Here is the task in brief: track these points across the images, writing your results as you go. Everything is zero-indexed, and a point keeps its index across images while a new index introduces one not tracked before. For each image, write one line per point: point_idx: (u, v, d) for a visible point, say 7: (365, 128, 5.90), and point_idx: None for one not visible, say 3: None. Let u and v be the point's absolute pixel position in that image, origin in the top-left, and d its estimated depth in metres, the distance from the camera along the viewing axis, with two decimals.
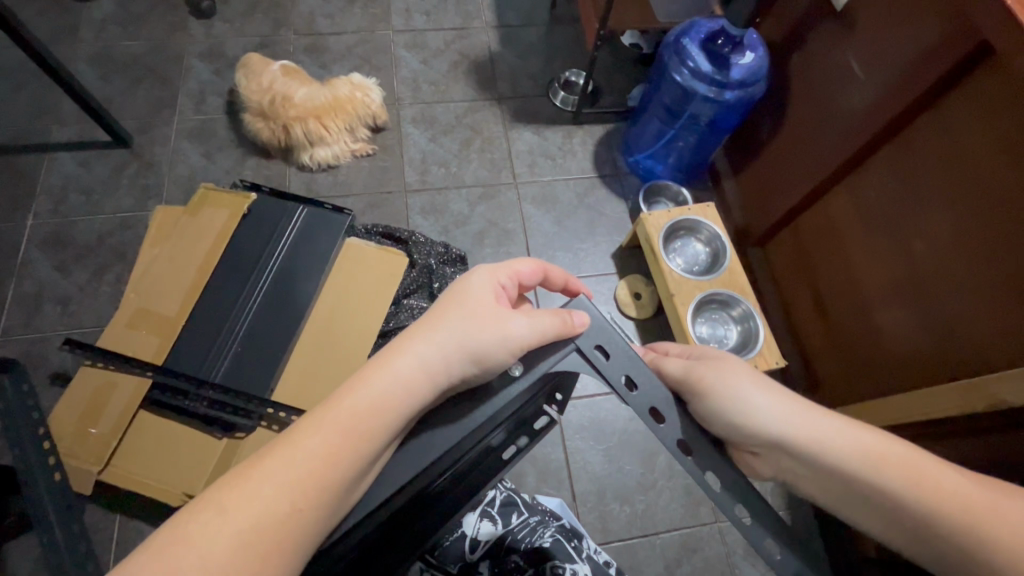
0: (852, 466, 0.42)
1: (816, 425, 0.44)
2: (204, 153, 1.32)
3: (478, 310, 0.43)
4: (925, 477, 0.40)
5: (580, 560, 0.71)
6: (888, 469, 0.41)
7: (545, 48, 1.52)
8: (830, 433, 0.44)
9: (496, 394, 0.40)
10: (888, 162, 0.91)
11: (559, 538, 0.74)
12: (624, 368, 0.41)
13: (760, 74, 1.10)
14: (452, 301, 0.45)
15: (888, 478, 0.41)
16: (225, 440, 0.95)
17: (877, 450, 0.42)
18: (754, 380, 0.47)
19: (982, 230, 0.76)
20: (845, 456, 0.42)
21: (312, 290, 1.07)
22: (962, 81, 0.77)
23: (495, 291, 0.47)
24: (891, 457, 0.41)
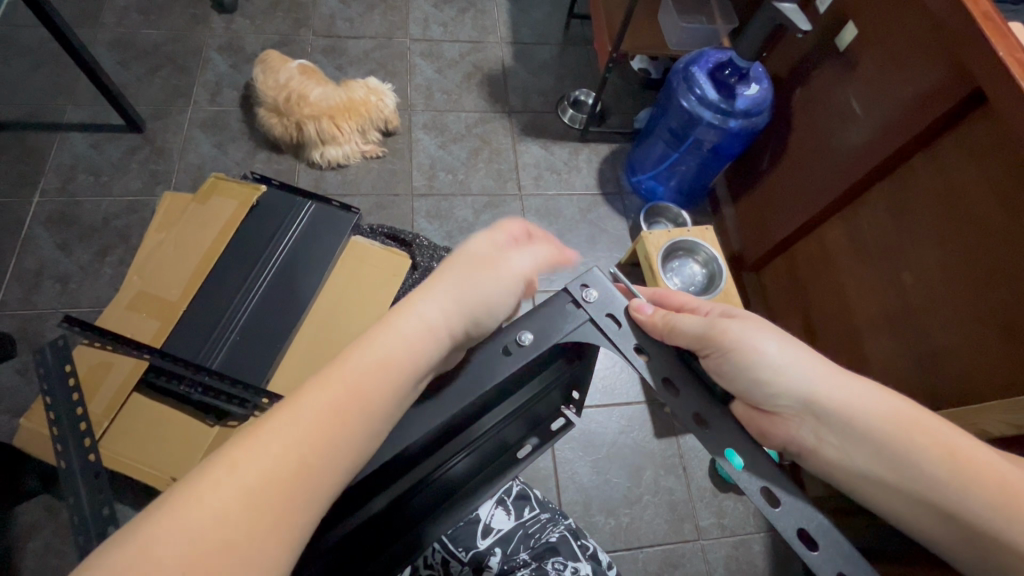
0: (886, 434, 0.41)
1: (849, 388, 0.43)
2: (216, 144, 1.34)
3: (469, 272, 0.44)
4: (949, 446, 0.41)
5: (583, 560, 0.70)
6: (919, 437, 0.41)
7: (557, 67, 1.56)
8: (863, 398, 0.43)
9: (513, 363, 0.41)
10: (882, 196, 0.95)
11: (567, 535, 0.74)
12: (631, 341, 0.43)
13: (763, 106, 1.15)
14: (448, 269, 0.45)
15: (922, 448, 0.40)
16: (218, 427, 0.95)
17: (909, 419, 0.42)
18: (777, 337, 0.46)
19: (971, 262, 0.79)
20: (877, 423, 0.42)
21: (315, 284, 1.08)
22: (957, 123, 0.81)
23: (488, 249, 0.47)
24: (922, 425, 0.41)
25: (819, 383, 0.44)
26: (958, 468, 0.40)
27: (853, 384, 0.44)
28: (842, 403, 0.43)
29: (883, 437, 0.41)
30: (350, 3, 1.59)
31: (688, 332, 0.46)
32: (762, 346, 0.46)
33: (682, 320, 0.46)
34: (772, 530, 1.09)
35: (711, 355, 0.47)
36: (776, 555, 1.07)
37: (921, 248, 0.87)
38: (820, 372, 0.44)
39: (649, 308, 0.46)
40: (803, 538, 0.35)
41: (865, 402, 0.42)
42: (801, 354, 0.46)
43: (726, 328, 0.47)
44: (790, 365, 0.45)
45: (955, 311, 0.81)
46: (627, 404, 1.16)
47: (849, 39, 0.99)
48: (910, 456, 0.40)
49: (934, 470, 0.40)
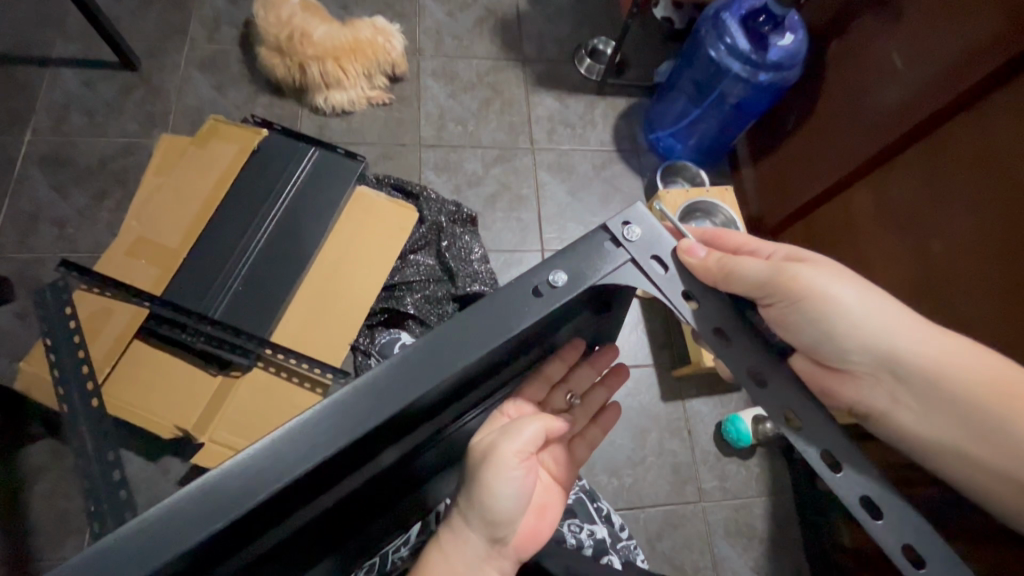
0: (959, 390, 0.43)
1: (929, 344, 0.44)
2: (214, 85, 1.27)
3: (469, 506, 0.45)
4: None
5: (599, 523, 0.72)
6: (991, 392, 0.43)
7: (574, 13, 1.47)
8: (940, 352, 0.44)
9: (541, 309, 0.35)
10: (917, 159, 0.89)
11: (582, 497, 0.74)
12: (678, 287, 0.37)
13: (798, 58, 1.08)
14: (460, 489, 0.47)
15: (998, 406, 0.43)
16: (221, 376, 0.95)
17: (987, 373, 0.43)
18: (857, 287, 0.44)
19: (1008, 232, 0.75)
20: (952, 381, 0.43)
21: (320, 233, 1.04)
22: (1008, 80, 0.76)
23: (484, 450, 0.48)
24: (998, 379, 0.43)
25: (899, 339, 0.44)
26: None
27: (938, 339, 0.44)
28: (924, 361, 0.44)
29: (954, 393, 0.43)
30: None
31: (756, 281, 0.42)
32: (841, 297, 0.44)
33: (751, 270, 0.42)
34: (774, 495, 1.09)
35: (777, 305, 0.44)
36: (777, 518, 1.08)
37: (954, 216, 0.83)
38: (904, 328, 0.44)
39: (702, 250, 0.39)
40: (866, 506, 0.33)
41: (942, 357, 0.44)
42: (886, 306, 0.44)
43: (796, 276, 0.43)
44: (871, 317, 0.44)
45: (985, 283, 0.78)
46: (635, 367, 1.15)
47: None
48: (979, 410, 0.43)
49: (1007, 429, 0.42)
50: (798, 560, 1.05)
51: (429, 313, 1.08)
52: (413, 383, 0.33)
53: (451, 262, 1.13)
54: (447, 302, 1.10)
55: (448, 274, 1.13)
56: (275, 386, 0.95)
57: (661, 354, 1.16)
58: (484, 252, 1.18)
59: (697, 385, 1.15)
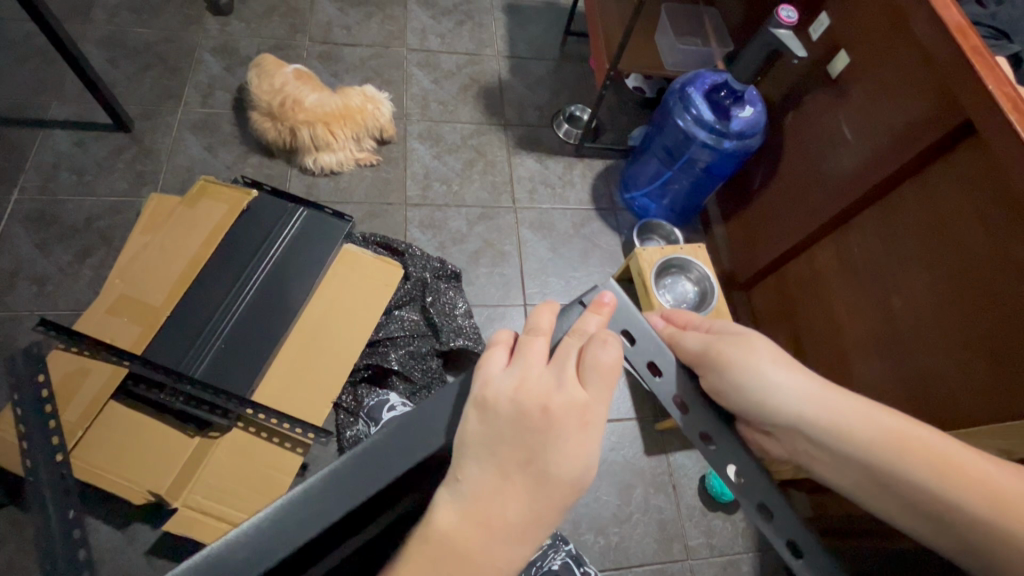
0: (877, 451, 0.43)
1: (841, 406, 0.45)
2: (206, 146, 1.31)
3: (567, 417, 0.31)
4: (956, 466, 0.40)
5: None
6: (910, 454, 0.42)
7: (553, 83, 1.58)
8: (854, 413, 0.44)
9: (527, 356, 0.33)
10: (872, 222, 0.96)
11: (569, 563, 0.73)
12: (647, 355, 0.39)
13: (757, 128, 1.17)
14: (485, 424, 0.30)
15: (926, 472, 0.41)
16: (199, 438, 0.93)
17: (903, 434, 0.43)
18: (772, 355, 0.47)
19: (960, 289, 0.80)
20: (869, 441, 0.43)
21: (306, 291, 1.06)
22: (945, 153, 0.84)
23: (528, 378, 0.32)
24: (914, 441, 0.42)
25: (814, 406, 0.45)
26: (971, 490, 0.39)
27: (852, 405, 0.45)
28: (829, 424, 0.44)
29: (875, 459, 0.42)
30: (347, 11, 1.59)
31: (689, 350, 0.48)
32: (758, 365, 0.45)
33: (684, 340, 0.48)
34: (760, 551, 1.09)
35: (709, 375, 0.45)
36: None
37: (911, 275, 0.89)
38: (820, 395, 0.46)
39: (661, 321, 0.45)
40: (791, 547, 0.33)
41: (854, 418, 0.44)
42: (797, 374, 0.47)
43: (721, 349, 0.46)
44: (781, 384, 0.46)
45: (948, 335, 0.82)
46: (617, 420, 1.15)
47: (840, 68, 1.02)
48: (901, 473, 0.41)
49: (946, 494, 0.39)
50: None
51: (414, 369, 1.10)
52: (402, 452, 0.28)
53: (436, 317, 1.15)
54: (431, 357, 1.12)
55: (433, 329, 1.15)
56: (253, 447, 0.93)
57: (643, 407, 1.18)
58: (468, 307, 1.20)
59: (680, 437, 1.16)
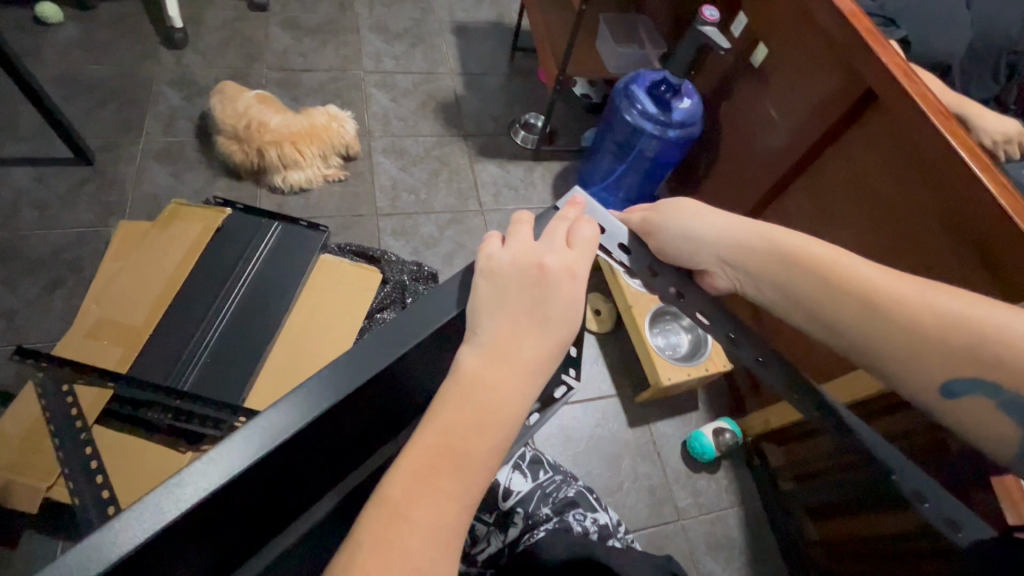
0: (826, 291, 0.48)
1: (797, 260, 0.50)
2: (171, 173, 1.32)
3: (558, 272, 0.41)
4: (887, 294, 0.46)
5: (600, 510, 0.77)
6: (853, 287, 0.47)
7: (505, 94, 1.67)
8: (810, 259, 0.49)
9: (519, 234, 0.43)
10: (804, 189, 1.08)
11: (581, 490, 0.78)
12: (617, 239, 0.49)
13: (696, 117, 1.29)
14: (492, 285, 0.40)
15: (825, 281, 0.48)
16: (191, 452, 0.93)
17: (853, 273, 0.47)
18: (730, 226, 0.53)
19: (883, 235, 0.92)
20: (821, 285, 0.48)
21: (288, 300, 1.08)
22: (854, 120, 0.96)
23: (521, 248, 0.42)
24: (863, 279, 0.47)
25: (769, 262, 0.51)
26: (856, 293, 0.47)
27: (774, 237, 0.52)
28: (784, 274, 0.50)
29: (826, 298, 0.48)
30: (302, 40, 1.64)
31: (661, 228, 0.53)
32: (685, 217, 0.53)
33: (655, 219, 0.54)
34: (744, 503, 1.16)
35: (676, 248, 0.53)
36: (749, 525, 1.14)
37: (842, 230, 1.00)
38: (747, 232, 0.53)
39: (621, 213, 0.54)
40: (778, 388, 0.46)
41: (807, 268, 0.49)
42: (727, 219, 0.54)
43: (683, 225, 0.53)
44: (738, 247, 0.52)
45: None
46: (600, 398, 1.21)
47: (760, 58, 1.16)
48: (847, 305, 0.47)
49: (834, 297, 0.47)
50: (778, 566, 1.10)
51: None
52: (385, 348, 0.35)
53: None
54: None
55: None
56: None
57: (622, 383, 1.24)
58: None
59: (659, 407, 1.23)
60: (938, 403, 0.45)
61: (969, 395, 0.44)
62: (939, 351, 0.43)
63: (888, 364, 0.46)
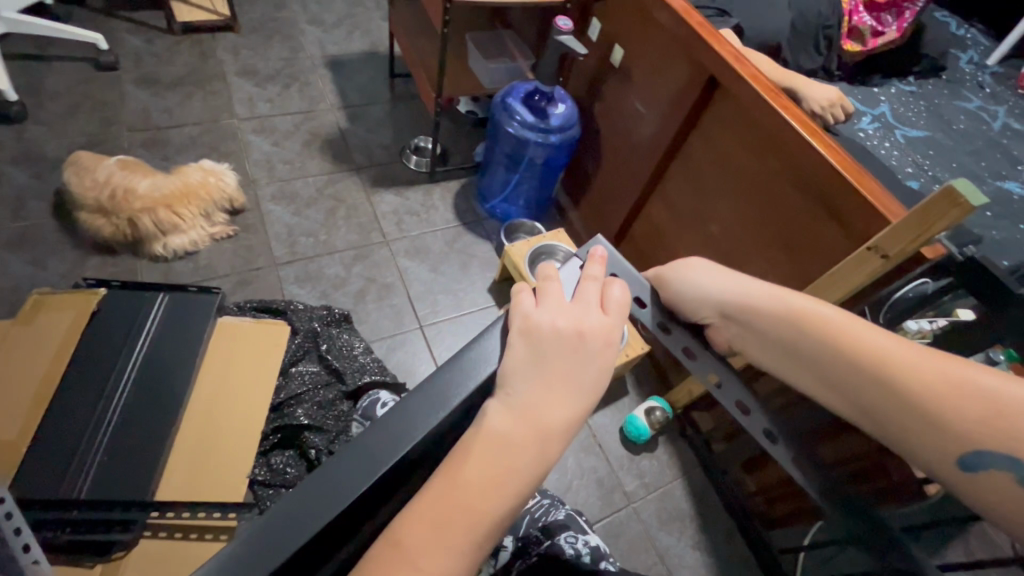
0: (819, 346, 0.44)
1: (790, 312, 0.47)
2: (29, 261, 1.19)
3: (596, 338, 0.40)
4: (884, 358, 0.41)
5: (591, 531, 0.74)
6: (847, 347, 0.43)
7: (392, 122, 1.66)
8: (803, 312, 0.46)
9: (555, 293, 0.41)
10: (679, 172, 1.16)
11: (570, 513, 0.76)
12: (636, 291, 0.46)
13: (573, 120, 1.35)
14: (527, 349, 0.38)
15: (844, 351, 0.43)
16: (100, 565, 0.83)
17: (846, 331, 0.43)
18: (721, 274, 0.51)
19: (752, 203, 1.01)
20: (815, 338, 0.44)
21: (188, 374, 1.01)
22: (705, 105, 1.05)
23: (560, 313, 0.40)
24: (858, 339, 0.43)
25: (759, 309, 0.48)
26: (853, 352, 0.42)
27: (793, 299, 0.47)
28: (773, 326, 0.47)
29: (817, 350, 0.44)
30: (162, 95, 1.54)
31: (655, 275, 0.52)
32: (697, 276, 0.51)
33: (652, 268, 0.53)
34: (688, 474, 1.21)
35: (671, 296, 0.51)
36: (696, 493, 1.19)
37: (719, 204, 1.08)
38: (753, 287, 0.50)
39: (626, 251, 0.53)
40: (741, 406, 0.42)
41: (799, 320, 0.46)
42: (740, 280, 0.51)
43: (681, 274, 0.51)
44: (732, 297, 0.49)
45: (760, 240, 1.01)
46: None
47: (618, 58, 1.24)
48: (839, 364, 0.43)
49: (831, 356, 0.43)
50: (727, 526, 1.16)
51: (326, 419, 1.08)
52: (393, 442, 0.32)
53: (334, 361, 1.15)
54: (341, 402, 1.12)
55: (336, 375, 1.15)
56: (167, 552, 0.84)
57: None
58: (365, 344, 1.22)
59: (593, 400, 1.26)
60: (957, 481, 0.37)
61: (990, 474, 0.36)
62: (949, 426, 0.37)
63: (914, 452, 0.39)
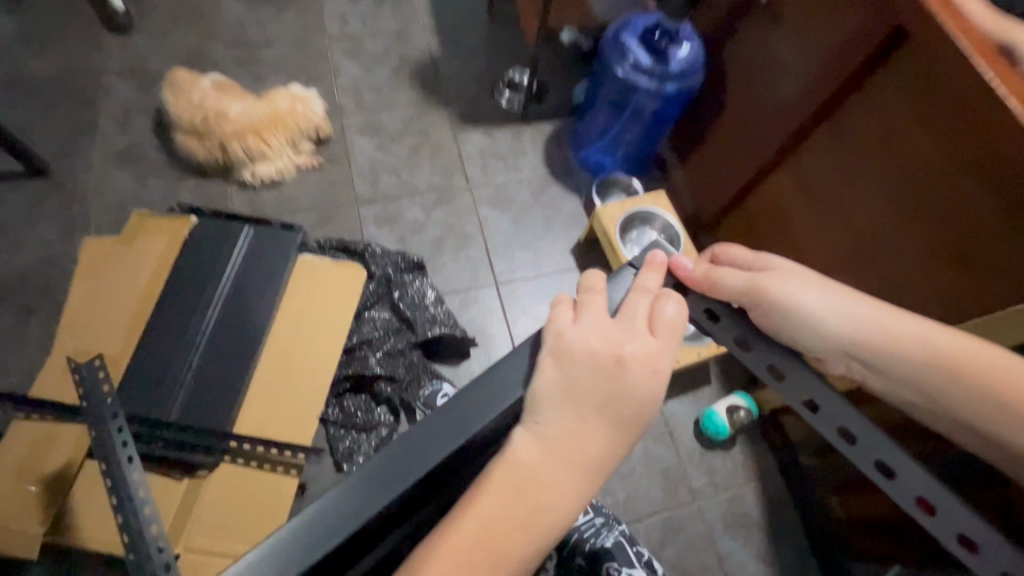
0: (937, 369, 0.44)
1: (898, 330, 0.46)
2: (133, 178, 1.23)
3: (637, 364, 0.39)
4: (1006, 381, 0.42)
5: (638, 568, 0.65)
6: (969, 369, 0.43)
7: (487, 49, 1.51)
8: (914, 332, 0.46)
9: (597, 308, 0.41)
10: (820, 141, 0.96)
11: (620, 540, 0.68)
12: (701, 301, 0.44)
13: (697, 65, 1.14)
14: (560, 370, 0.38)
15: (967, 376, 0.43)
16: (186, 479, 0.91)
17: (961, 351, 0.44)
18: (815, 287, 0.48)
19: (915, 192, 0.82)
20: (931, 361, 0.44)
21: (268, 310, 1.02)
22: (879, 62, 0.83)
23: (596, 330, 0.39)
24: (978, 361, 0.43)
25: (861, 330, 0.46)
26: (974, 377, 0.43)
27: (892, 314, 0.47)
28: (886, 350, 0.45)
29: (934, 376, 0.44)
30: (256, 8, 1.48)
31: (731, 286, 0.47)
32: (790, 291, 0.47)
33: (725, 275, 0.47)
34: (763, 480, 1.12)
35: (758, 312, 0.47)
36: (768, 501, 1.10)
37: (866, 187, 0.89)
38: (848, 302, 0.47)
39: (688, 263, 0.47)
40: (881, 468, 0.36)
41: (911, 341, 0.45)
42: (832, 292, 0.48)
43: (765, 285, 0.47)
44: (833, 319, 0.46)
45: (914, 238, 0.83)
46: None
47: None
48: (960, 390, 0.43)
49: (952, 381, 0.44)
50: (798, 541, 1.08)
51: (397, 367, 1.08)
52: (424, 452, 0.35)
53: (406, 311, 1.13)
54: (410, 350, 1.11)
55: (407, 324, 1.13)
56: (241, 480, 0.91)
57: None
58: (437, 293, 1.17)
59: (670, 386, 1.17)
60: None
61: None
62: None
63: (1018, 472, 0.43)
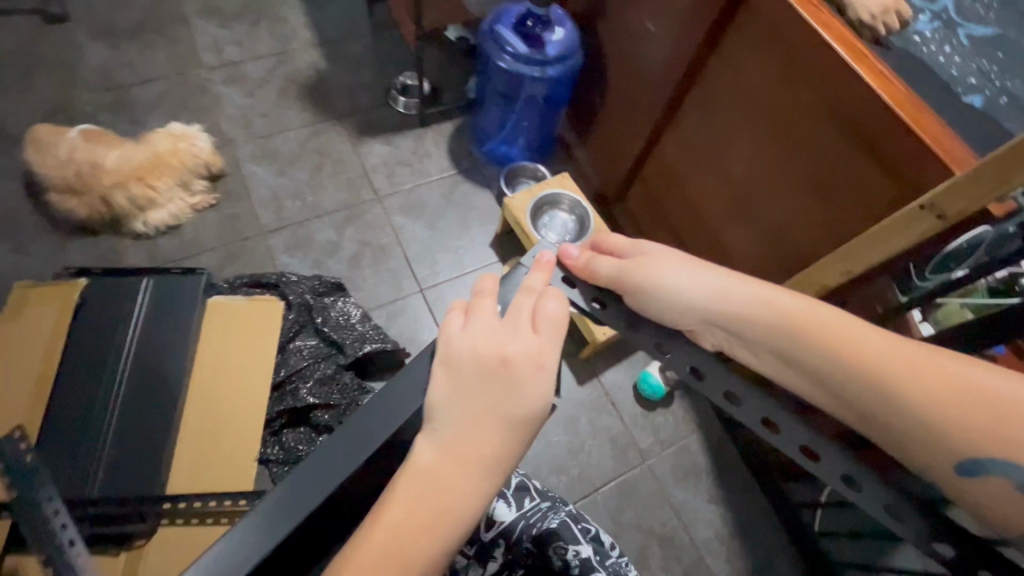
0: (814, 346, 0.46)
1: (772, 311, 0.48)
2: (11, 249, 1.15)
3: (523, 362, 0.44)
4: (875, 358, 0.44)
5: (585, 542, 0.72)
6: (844, 349, 0.45)
7: (374, 57, 1.49)
8: (793, 312, 0.48)
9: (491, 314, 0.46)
10: (695, 102, 1.01)
11: (566, 520, 0.73)
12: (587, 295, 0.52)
13: (574, 47, 1.17)
14: (451, 377, 0.43)
15: (841, 355, 0.45)
16: (123, 553, 0.86)
17: (835, 329, 0.46)
18: (687, 269, 0.52)
19: (781, 139, 0.87)
20: (807, 339, 0.46)
21: (183, 361, 0.98)
22: (729, 22, 0.88)
23: (483, 334, 0.44)
24: (852, 339, 0.45)
25: (734, 306, 0.50)
26: (851, 359, 0.44)
27: (781, 298, 0.49)
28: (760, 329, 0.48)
29: (808, 352, 0.46)
30: (120, 48, 1.40)
31: (608, 274, 0.52)
32: (668, 275, 0.52)
33: (601, 264, 0.52)
34: (704, 427, 1.18)
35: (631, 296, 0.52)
36: (711, 446, 1.17)
37: (740, 142, 0.94)
38: (727, 284, 0.51)
39: (575, 250, 0.53)
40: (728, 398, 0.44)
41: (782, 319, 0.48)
42: (708, 275, 0.52)
43: (638, 271, 0.52)
44: (704, 301, 0.51)
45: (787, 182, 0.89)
46: None
47: None
48: (834, 370, 0.45)
49: (830, 359, 0.45)
50: (743, 477, 1.15)
51: (331, 393, 1.06)
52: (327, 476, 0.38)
53: (332, 334, 1.12)
54: (342, 373, 1.09)
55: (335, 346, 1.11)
56: (184, 537, 0.86)
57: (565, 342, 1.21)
58: (362, 310, 1.17)
59: (604, 358, 1.21)
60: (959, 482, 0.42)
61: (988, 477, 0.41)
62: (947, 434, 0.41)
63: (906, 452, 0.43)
